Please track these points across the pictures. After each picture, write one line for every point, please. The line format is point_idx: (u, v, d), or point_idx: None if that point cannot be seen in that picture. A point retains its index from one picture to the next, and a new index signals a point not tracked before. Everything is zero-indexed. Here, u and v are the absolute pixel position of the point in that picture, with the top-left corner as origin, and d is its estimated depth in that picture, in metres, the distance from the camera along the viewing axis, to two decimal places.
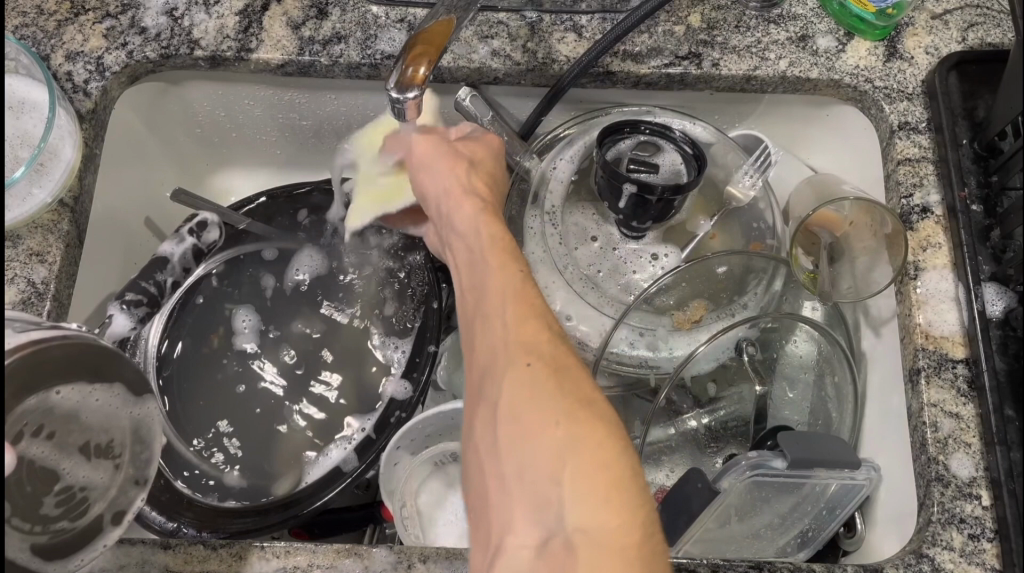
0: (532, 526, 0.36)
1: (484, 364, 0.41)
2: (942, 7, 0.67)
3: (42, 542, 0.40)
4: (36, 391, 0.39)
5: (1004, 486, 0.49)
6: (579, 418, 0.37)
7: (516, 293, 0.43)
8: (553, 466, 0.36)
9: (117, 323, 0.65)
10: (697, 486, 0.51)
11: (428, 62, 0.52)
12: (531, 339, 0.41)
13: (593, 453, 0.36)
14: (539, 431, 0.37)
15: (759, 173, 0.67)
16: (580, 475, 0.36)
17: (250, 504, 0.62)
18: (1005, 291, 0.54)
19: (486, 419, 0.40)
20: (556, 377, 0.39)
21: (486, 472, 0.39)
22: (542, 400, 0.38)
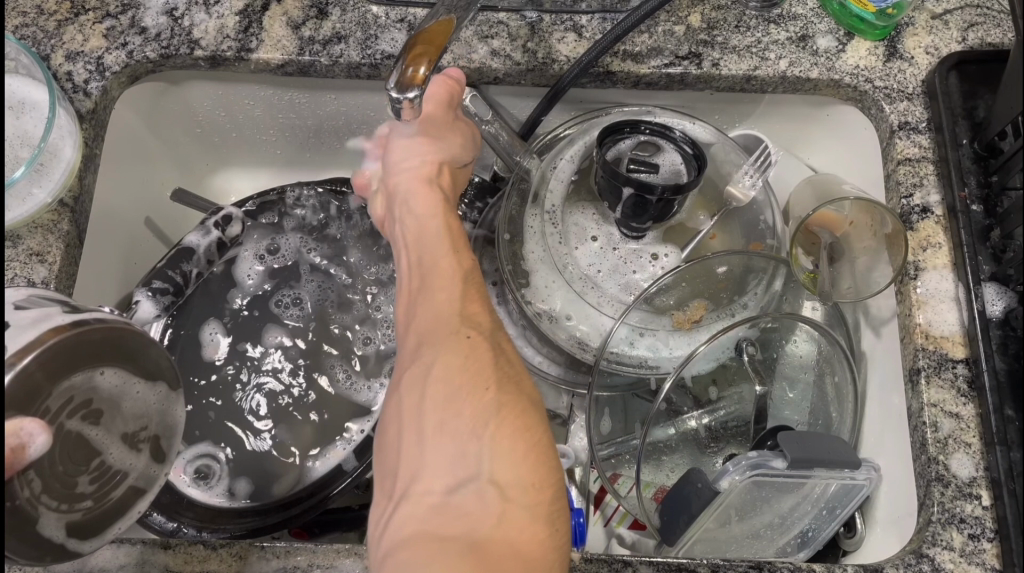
0: (441, 478, 0.41)
1: (422, 329, 0.49)
2: (942, 7, 0.67)
3: (74, 518, 0.42)
4: (81, 370, 0.40)
5: (1005, 486, 0.49)
6: (507, 387, 0.44)
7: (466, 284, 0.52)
8: (475, 418, 0.42)
9: (144, 308, 0.69)
10: (697, 486, 0.53)
11: (428, 62, 0.52)
12: (473, 319, 0.49)
13: (516, 416, 0.43)
14: (468, 392, 0.43)
15: (759, 172, 0.67)
16: (503, 432, 0.42)
17: (250, 504, 0.63)
18: (1005, 291, 0.54)
19: (415, 382, 0.46)
20: (492, 350, 0.47)
21: (407, 421, 0.44)
22: (474, 365, 0.45)
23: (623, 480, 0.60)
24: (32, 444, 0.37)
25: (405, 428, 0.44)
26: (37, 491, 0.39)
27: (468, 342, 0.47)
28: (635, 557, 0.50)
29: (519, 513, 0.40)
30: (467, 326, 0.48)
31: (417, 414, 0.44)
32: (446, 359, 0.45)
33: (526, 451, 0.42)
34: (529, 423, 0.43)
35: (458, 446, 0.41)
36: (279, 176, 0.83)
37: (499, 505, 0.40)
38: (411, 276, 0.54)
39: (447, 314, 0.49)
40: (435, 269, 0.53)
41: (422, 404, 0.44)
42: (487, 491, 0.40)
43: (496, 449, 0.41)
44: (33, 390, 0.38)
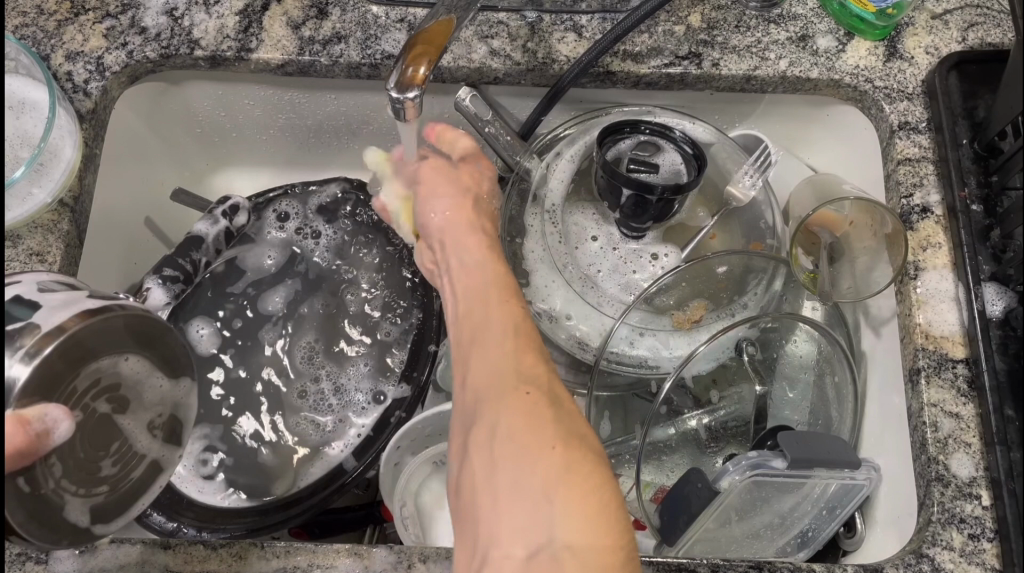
0: (519, 539, 0.37)
1: (481, 391, 0.45)
2: (942, 7, 0.67)
3: (99, 499, 0.42)
4: (108, 354, 0.40)
5: (1005, 486, 0.49)
6: (575, 449, 0.40)
7: (518, 325, 0.49)
8: (545, 475, 0.39)
9: (154, 295, 0.66)
10: (698, 486, 0.53)
11: (428, 62, 0.52)
12: (530, 371, 0.45)
13: (585, 476, 0.39)
14: (533, 448, 0.40)
15: (759, 173, 0.67)
16: (572, 493, 0.38)
17: (252, 505, 0.63)
18: (1005, 291, 0.54)
19: (479, 439, 0.42)
20: (554, 408, 0.42)
21: (475, 485, 0.41)
22: (535, 419, 0.41)
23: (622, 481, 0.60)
24: (55, 430, 0.37)
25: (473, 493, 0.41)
26: (58, 475, 0.39)
27: (528, 398, 0.43)
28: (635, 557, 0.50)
29: None
30: (525, 380, 0.44)
31: (485, 481, 0.40)
32: (510, 420, 0.42)
33: (598, 509, 0.38)
34: (601, 484, 0.39)
35: (530, 511, 0.38)
36: (278, 176, 0.83)
37: (576, 565, 0.36)
38: (470, 321, 0.51)
39: (501, 365, 0.46)
40: (489, 321, 0.50)
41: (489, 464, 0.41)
42: (563, 555, 0.36)
43: (568, 512, 0.37)
44: (58, 375, 0.38)
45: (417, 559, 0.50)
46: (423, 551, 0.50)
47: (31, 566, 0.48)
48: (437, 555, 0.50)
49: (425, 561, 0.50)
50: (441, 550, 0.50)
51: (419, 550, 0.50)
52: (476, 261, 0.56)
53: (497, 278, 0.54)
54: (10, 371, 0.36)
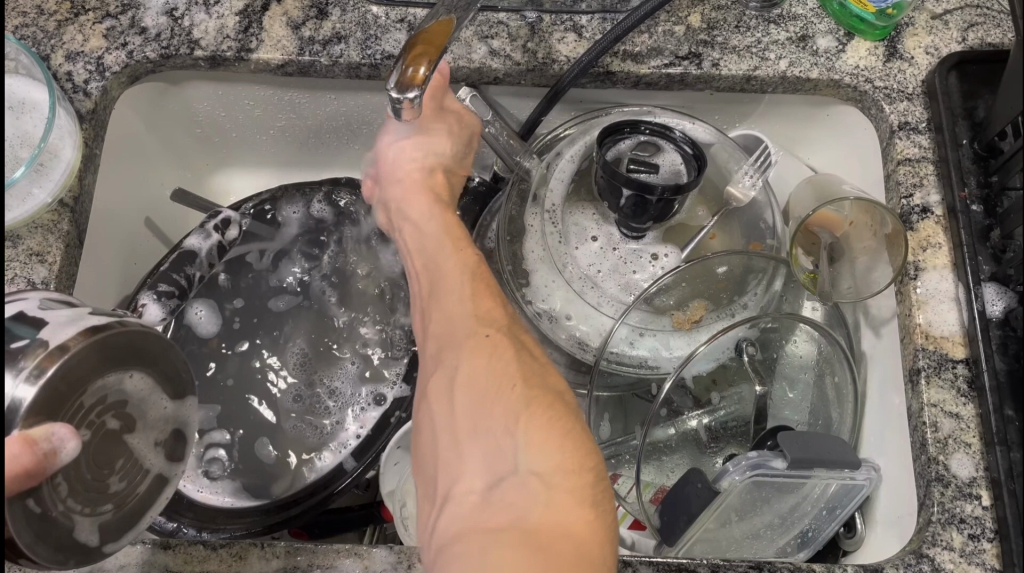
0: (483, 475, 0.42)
1: (445, 341, 0.51)
2: (942, 7, 0.67)
3: (107, 517, 0.41)
4: (114, 370, 0.41)
5: (1005, 486, 0.49)
6: (532, 383, 0.46)
7: (475, 276, 0.55)
8: (506, 413, 0.44)
9: (150, 311, 0.67)
10: (697, 486, 0.53)
11: (428, 62, 0.52)
12: (489, 318, 0.51)
13: (544, 409, 0.44)
14: (498, 391, 0.45)
15: (759, 173, 0.67)
16: (534, 425, 0.43)
17: (253, 504, 0.63)
18: (1005, 291, 0.54)
19: (443, 390, 0.48)
20: (513, 349, 0.48)
21: (443, 429, 0.47)
22: (496, 364, 0.47)
23: (623, 480, 0.60)
24: (62, 450, 0.37)
25: (442, 436, 0.46)
26: (63, 493, 0.38)
27: (488, 342, 0.49)
28: (635, 557, 0.50)
29: (563, 494, 0.41)
30: (485, 325, 0.50)
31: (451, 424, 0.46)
32: (471, 363, 0.47)
33: (560, 434, 0.43)
34: (562, 415, 0.44)
35: (492, 443, 0.43)
36: (278, 176, 0.83)
37: (543, 487, 0.41)
38: (433, 284, 0.56)
39: (466, 320, 0.51)
40: (448, 276, 0.55)
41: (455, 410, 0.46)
42: (530, 481, 0.41)
43: (531, 441, 0.42)
44: (64, 393, 0.38)
45: (417, 559, 0.50)
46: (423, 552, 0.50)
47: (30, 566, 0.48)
48: None
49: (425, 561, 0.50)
50: None
51: (419, 550, 0.50)
52: (426, 219, 0.62)
53: (448, 231, 0.60)
54: (16, 393, 0.36)
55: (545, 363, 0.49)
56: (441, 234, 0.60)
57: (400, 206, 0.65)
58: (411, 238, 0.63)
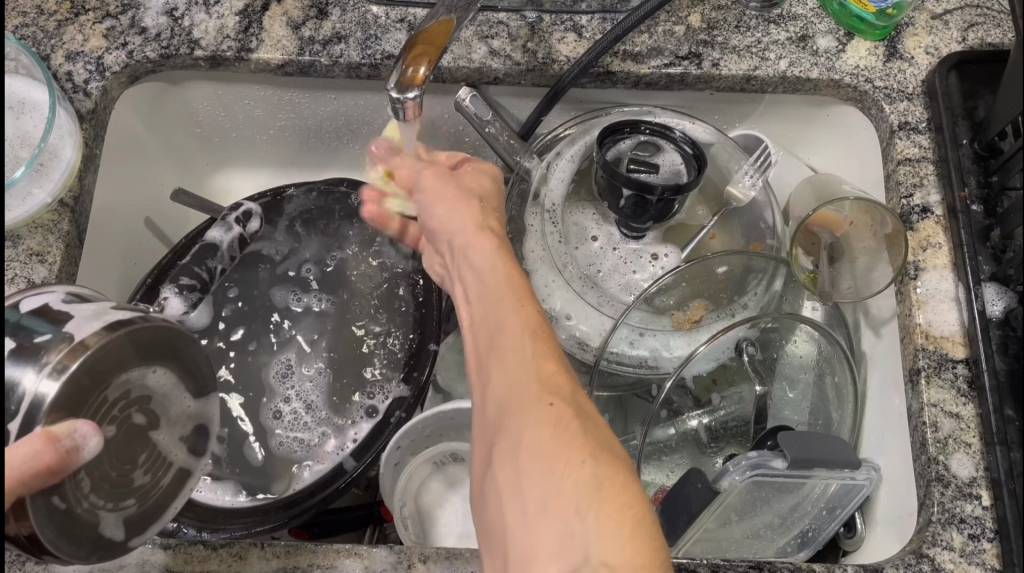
0: (550, 568, 0.36)
1: (502, 400, 0.43)
2: (942, 7, 0.67)
3: (131, 511, 0.42)
4: (138, 365, 0.41)
5: (1005, 486, 0.49)
6: (603, 461, 0.39)
7: (536, 330, 0.47)
8: (576, 496, 0.37)
9: (172, 305, 0.65)
10: (697, 486, 0.53)
11: (427, 62, 0.52)
12: (551, 378, 0.44)
13: (618, 494, 0.38)
14: (566, 468, 0.38)
15: (758, 172, 0.67)
16: (608, 514, 0.37)
17: (252, 504, 0.63)
18: (1005, 290, 0.54)
19: (505, 457, 0.40)
20: (581, 421, 0.41)
21: (501, 508, 0.39)
22: (564, 435, 0.40)
23: None
24: (85, 446, 0.37)
25: (503, 513, 0.39)
26: (86, 490, 0.38)
27: (554, 411, 0.41)
28: None
29: None
30: (549, 392, 0.42)
31: (513, 502, 0.39)
32: (536, 434, 0.40)
33: (634, 525, 0.37)
34: (634, 503, 0.38)
35: (559, 535, 0.37)
36: (279, 176, 0.83)
37: None
38: (488, 332, 0.48)
39: (529, 380, 0.43)
40: (503, 324, 0.47)
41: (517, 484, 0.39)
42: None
43: (605, 534, 0.36)
44: (89, 386, 0.38)
45: (417, 559, 0.50)
46: (423, 552, 0.50)
47: (31, 566, 0.48)
48: (437, 555, 0.50)
49: (425, 561, 0.50)
50: (441, 550, 0.50)
51: (419, 550, 0.50)
52: (487, 266, 0.52)
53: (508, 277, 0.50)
54: (39, 388, 0.36)
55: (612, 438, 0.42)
56: (503, 281, 0.50)
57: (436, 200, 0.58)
58: (464, 275, 0.54)
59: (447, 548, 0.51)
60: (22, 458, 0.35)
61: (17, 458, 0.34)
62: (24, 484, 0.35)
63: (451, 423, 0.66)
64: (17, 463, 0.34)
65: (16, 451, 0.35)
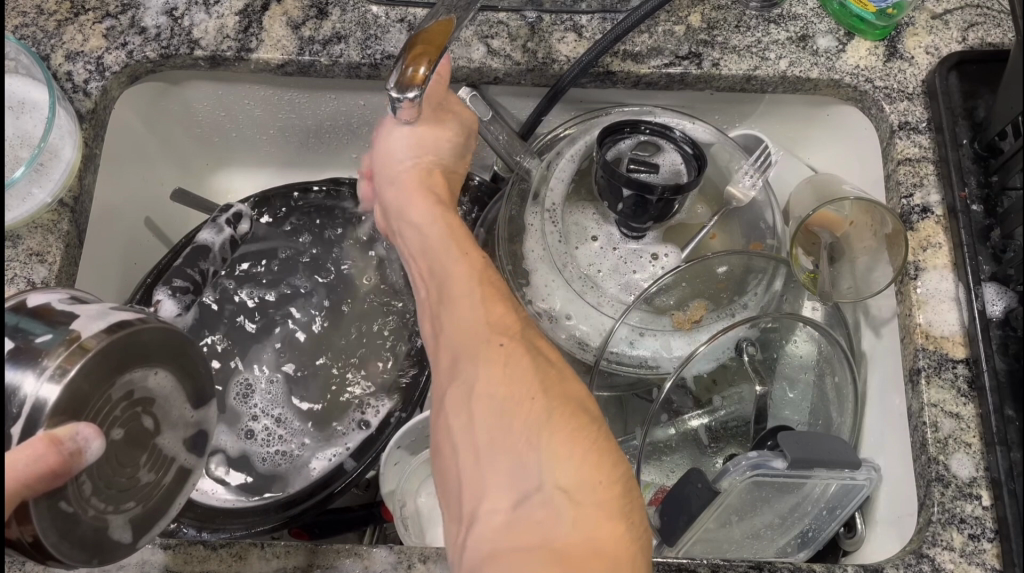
0: (508, 491, 0.39)
1: (454, 348, 0.46)
2: (942, 7, 0.67)
3: (134, 512, 0.41)
4: (140, 366, 0.40)
5: (1005, 486, 0.49)
6: (553, 391, 0.43)
7: (484, 280, 0.50)
8: (528, 426, 0.41)
9: (166, 307, 0.68)
10: (698, 486, 0.53)
11: (428, 62, 0.52)
12: (501, 321, 0.47)
13: (565, 408, 0.42)
14: (521, 402, 0.42)
15: (758, 172, 0.67)
16: (559, 439, 0.40)
17: (250, 504, 0.62)
18: (1005, 291, 0.54)
19: (461, 400, 0.44)
20: (531, 357, 0.45)
21: (460, 444, 0.42)
22: (515, 363, 0.44)
23: None
24: (87, 449, 0.36)
25: (457, 453, 0.42)
26: (88, 494, 0.38)
27: (504, 349, 0.45)
28: None
29: (593, 512, 0.39)
30: (460, 334, 0.47)
31: (467, 442, 0.42)
32: (490, 376, 0.43)
33: (586, 447, 0.40)
34: (587, 425, 0.42)
35: (515, 462, 0.40)
36: (278, 176, 0.83)
37: (571, 506, 0.38)
38: (441, 291, 0.51)
39: (478, 328, 0.47)
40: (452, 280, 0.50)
41: (471, 420, 0.43)
42: (557, 499, 0.39)
43: (556, 455, 0.40)
44: (88, 389, 0.38)
45: (417, 559, 0.50)
46: (423, 551, 0.50)
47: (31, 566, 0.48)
48: (437, 554, 0.50)
49: (424, 561, 0.50)
50: (441, 549, 0.50)
51: (419, 550, 0.50)
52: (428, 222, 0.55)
53: (453, 232, 0.54)
54: (39, 393, 0.36)
55: (564, 372, 0.45)
56: (447, 237, 0.53)
57: (400, 210, 0.58)
58: (408, 235, 0.57)
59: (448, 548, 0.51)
60: (27, 462, 0.34)
61: (20, 463, 0.34)
62: (26, 487, 0.34)
63: None
64: (22, 467, 0.34)
65: (18, 455, 0.34)
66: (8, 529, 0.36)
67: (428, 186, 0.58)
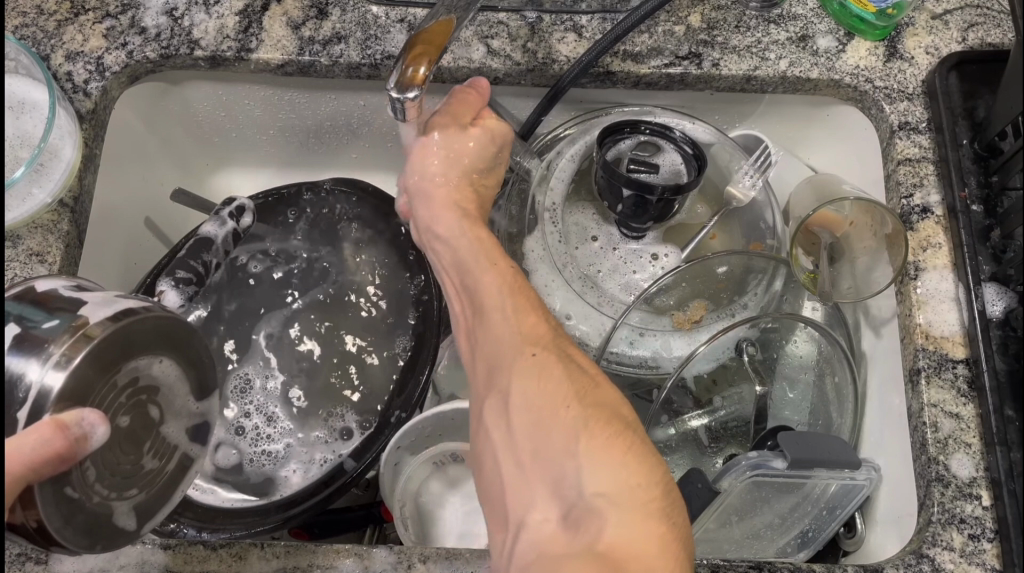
0: (551, 500, 0.40)
1: (489, 360, 0.47)
2: (942, 7, 0.67)
3: (138, 498, 0.42)
4: (145, 354, 0.41)
5: (1004, 486, 0.49)
6: (587, 398, 0.43)
7: (515, 289, 0.50)
8: (565, 435, 0.41)
9: (169, 298, 0.66)
10: (697, 486, 0.53)
11: (428, 62, 0.52)
12: (533, 331, 0.47)
13: (601, 417, 0.42)
14: (555, 412, 0.42)
15: (758, 172, 0.67)
16: (596, 445, 0.40)
17: (250, 505, 0.62)
18: (1005, 291, 0.54)
19: (498, 412, 0.44)
20: (564, 366, 0.44)
21: (501, 456, 0.43)
22: (548, 372, 0.44)
23: None
24: (93, 435, 0.36)
25: (499, 467, 0.43)
26: (91, 480, 0.38)
27: (537, 359, 0.45)
28: None
29: (633, 514, 0.38)
30: (492, 346, 0.47)
31: (508, 454, 0.42)
32: (524, 388, 0.43)
33: (622, 451, 0.40)
34: (623, 430, 0.41)
35: (555, 471, 0.40)
36: (279, 176, 0.83)
37: (611, 510, 0.38)
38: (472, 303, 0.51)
39: (510, 339, 0.47)
40: (485, 291, 0.50)
41: (511, 433, 0.43)
42: (596, 505, 0.38)
43: (593, 462, 0.39)
44: (95, 377, 0.38)
45: (417, 559, 0.50)
46: (423, 552, 0.50)
47: (31, 566, 0.48)
48: (437, 555, 0.50)
49: (425, 561, 0.50)
50: (441, 550, 0.50)
51: (419, 550, 0.50)
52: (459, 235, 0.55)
53: (484, 244, 0.54)
54: (44, 380, 0.36)
55: (598, 378, 0.45)
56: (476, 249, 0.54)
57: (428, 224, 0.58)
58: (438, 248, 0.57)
59: (448, 549, 0.51)
60: (34, 446, 0.34)
61: (26, 445, 0.34)
62: (32, 471, 0.34)
63: (450, 422, 0.66)
64: (28, 450, 0.34)
65: (25, 439, 0.34)
66: (13, 514, 0.36)
67: (457, 202, 0.58)
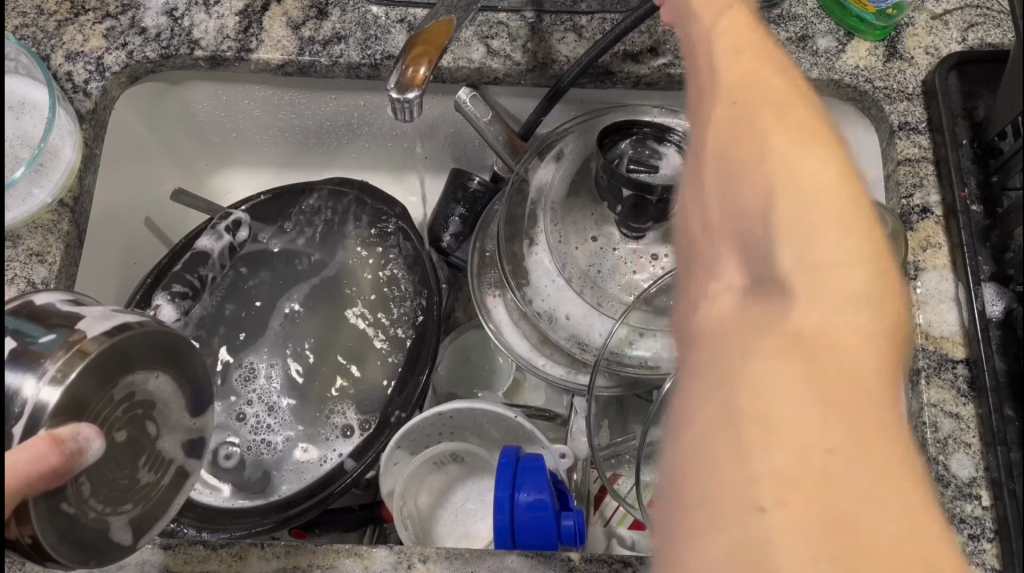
0: (738, 264, 0.30)
1: (706, 105, 0.35)
2: (942, 7, 0.67)
3: (134, 513, 0.41)
4: (140, 369, 0.40)
5: (1005, 486, 0.49)
6: (840, 220, 0.29)
7: (746, 37, 0.35)
8: (773, 215, 0.30)
9: (165, 312, 0.68)
10: None
11: (427, 62, 0.52)
12: (767, 77, 0.33)
13: (831, 218, 0.29)
14: (761, 172, 0.31)
15: None
16: (819, 243, 0.29)
17: (251, 505, 0.63)
18: (1004, 291, 0.54)
19: (698, 157, 0.34)
20: (811, 137, 0.31)
21: (695, 216, 0.33)
22: (771, 122, 0.31)
23: (623, 480, 0.59)
24: (88, 449, 0.36)
25: (692, 226, 0.33)
26: (86, 495, 0.38)
27: (760, 117, 0.32)
28: (636, 557, 0.50)
29: (844, 342, 0.27)
30: (719, 94, 0.34)
31: (698, 204, 0.33)
32: (730, 127, 0.32)
33: (839, 227, 0.29)
34: (865, 275, 0.28)
35: (751, 239, 0.30)
36: (279, 176, 0.83)
37: (819, 313, 0.28)
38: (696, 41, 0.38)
39: (730, 79, 0.34)
40: (710, 28, 0.37)
41: (710, 186, 0.33)
42: (802, 329, 0.27)
43: (810, 228, 0.29)
44: (89, 393, 0.38)
45: (417, 559, 0.50)
46: (423, 552, 0.50)
47: (31, 566, 0.48)
48: (437, 555, 0.50)
49: (425, 561, 0.50)
50: (441, 550, 0.50)
51: (419, 550, 0.50)
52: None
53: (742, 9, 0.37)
54: (39, 396, 0.36)
55: (844, 180, 0.30)
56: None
57: None
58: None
59: (448, 549, 0.51)
60: (31, 462, 0.34)
61: (22, 461, 0.34)
62: (28, 487, 0.34)
63: (450, 423, 0.66)
64: (24, 466, 0.34)
65: (20, 454, 0.34)
66: (8, 529, 0.36)
67: None
